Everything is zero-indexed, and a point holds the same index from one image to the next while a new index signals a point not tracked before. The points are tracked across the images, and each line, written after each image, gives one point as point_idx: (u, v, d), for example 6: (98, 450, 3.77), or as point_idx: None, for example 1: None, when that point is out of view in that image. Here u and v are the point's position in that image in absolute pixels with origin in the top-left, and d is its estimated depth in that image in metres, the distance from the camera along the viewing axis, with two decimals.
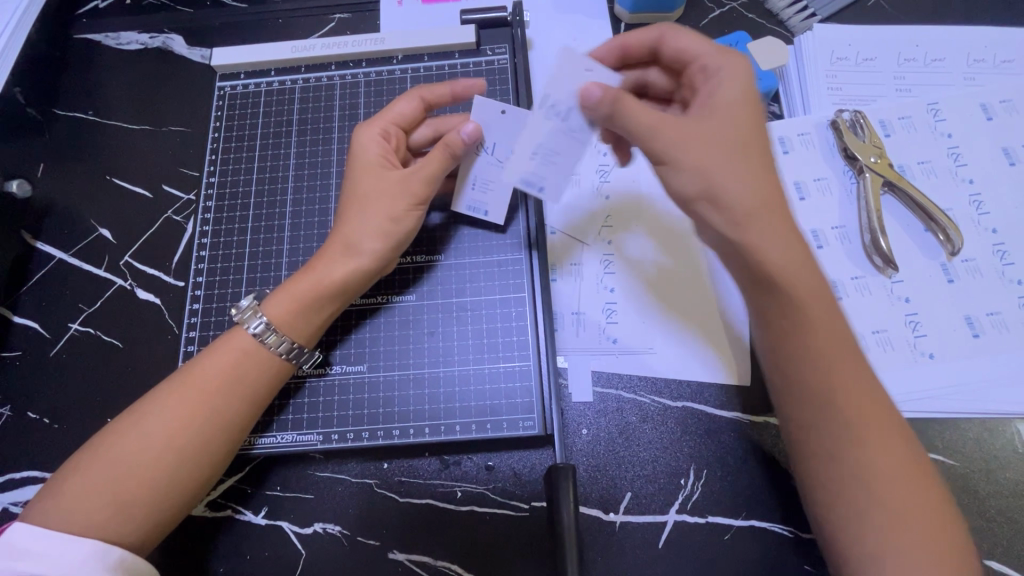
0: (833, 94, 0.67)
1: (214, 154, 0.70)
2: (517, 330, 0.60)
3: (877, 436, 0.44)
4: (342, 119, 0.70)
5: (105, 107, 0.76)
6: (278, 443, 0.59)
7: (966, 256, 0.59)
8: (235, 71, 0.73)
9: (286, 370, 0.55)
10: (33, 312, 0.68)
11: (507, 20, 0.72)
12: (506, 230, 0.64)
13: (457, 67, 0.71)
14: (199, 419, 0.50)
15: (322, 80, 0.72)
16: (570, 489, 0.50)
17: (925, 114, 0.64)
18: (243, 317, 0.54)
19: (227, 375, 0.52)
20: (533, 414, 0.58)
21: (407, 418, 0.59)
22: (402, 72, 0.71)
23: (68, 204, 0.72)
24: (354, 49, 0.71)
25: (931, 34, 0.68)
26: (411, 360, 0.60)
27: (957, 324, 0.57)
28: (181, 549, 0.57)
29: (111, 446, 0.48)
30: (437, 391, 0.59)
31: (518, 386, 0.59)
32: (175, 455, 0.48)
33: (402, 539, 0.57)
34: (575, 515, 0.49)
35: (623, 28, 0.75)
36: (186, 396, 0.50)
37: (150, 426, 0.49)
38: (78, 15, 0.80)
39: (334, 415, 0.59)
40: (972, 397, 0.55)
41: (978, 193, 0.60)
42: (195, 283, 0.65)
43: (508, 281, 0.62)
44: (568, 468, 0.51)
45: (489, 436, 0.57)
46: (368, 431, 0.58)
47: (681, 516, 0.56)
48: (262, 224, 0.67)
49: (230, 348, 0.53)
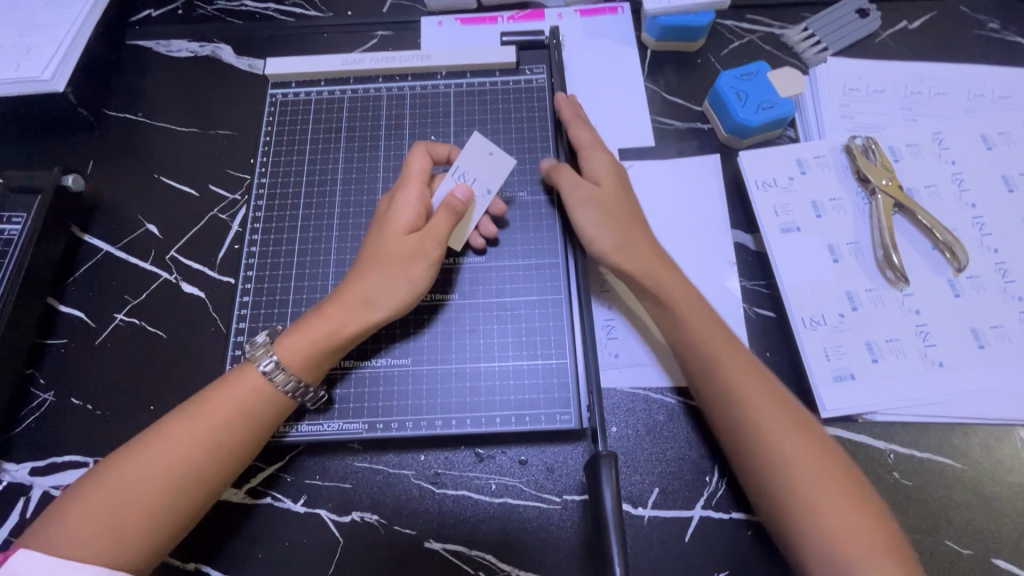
0: (846, 121, 0.72)
1: (265, 156, 0.74)
2: (553, 328, 0.64)
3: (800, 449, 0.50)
4: (388, 128, 0.74)
5: (156, 109, 0.80)
6: (326, 430, 0.61)
7: (971, 273, 0.63)
8: (287, 80, 0.77)
9: (288, 407, 0.56)
10: (80, 302, 0.70)
11: (544, 43, 0.77)
12: (543, 236, 0.68)
13: (497, 85, 0.76)
14: (204, 447, 0.51)
15: (369, 91, 0.76)
16: (612, 475, 0.52)
17: (931, 142, 0.69)
18: (255, 353, 0.55)
19: (234, 411, 0.52)
20: (569, 408, 0.61)
21: (450, 409, 0.61)
22: (446, 87, 0.76)
23: (117, 200, 0.75)
24: (401, 64, 0.75)
25: (937, 69, 0.74)
26: (453, 354, 0.63)
27: (964, 335, 0.61)
28: (222, 533, 0.59)
29: (113, 478, 0.49)
30: (478, 384, 0.62)
31: (556, 381, 0.62)
32: (175, 484, 0.49)
33: (438, 529, 0.59)
34: (616, 499, 0.51)
35: (651, 54, 0.80)
36: (191, 427, 0.51)
37: (154, 454, 0.50)
38: (132, 22, 0.84)
39: (380, 405, 0.62)
40: (979, 404, 0.59)
41: (981, 216, 0.65)
42: (246, 277, 0.68)
43: (546, 283, 0.66)
44: (609, 455, 0.53)
45: (528, 428, 0.60)
46: (412, 420, 0.61)
47: (706, 511, 0.59)
48: (310, 223, 0.70)
49: (240, 383, 0.54)
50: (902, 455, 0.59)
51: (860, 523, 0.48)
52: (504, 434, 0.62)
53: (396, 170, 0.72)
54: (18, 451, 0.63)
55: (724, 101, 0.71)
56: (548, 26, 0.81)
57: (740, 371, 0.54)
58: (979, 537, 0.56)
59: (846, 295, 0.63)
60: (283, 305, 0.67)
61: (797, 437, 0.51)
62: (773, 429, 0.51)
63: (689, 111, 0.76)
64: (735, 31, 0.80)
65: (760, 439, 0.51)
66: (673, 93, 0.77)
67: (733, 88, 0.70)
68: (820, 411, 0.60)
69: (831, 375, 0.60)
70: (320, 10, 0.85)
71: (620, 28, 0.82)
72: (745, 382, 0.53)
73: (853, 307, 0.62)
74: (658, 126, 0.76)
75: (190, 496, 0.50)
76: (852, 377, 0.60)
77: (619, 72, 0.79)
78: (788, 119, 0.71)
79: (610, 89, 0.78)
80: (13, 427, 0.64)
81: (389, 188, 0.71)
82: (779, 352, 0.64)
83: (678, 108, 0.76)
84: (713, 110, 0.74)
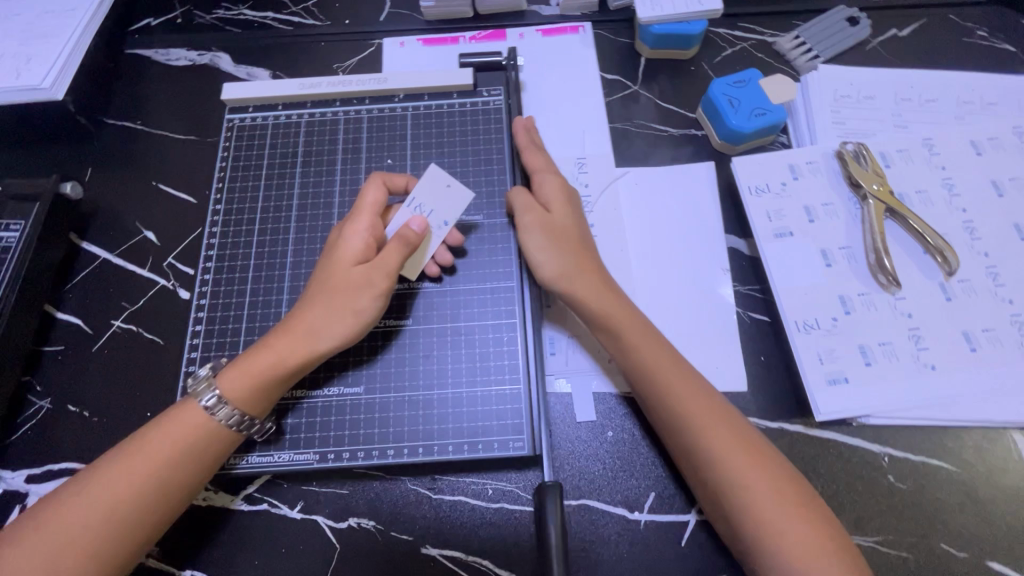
0: (837, 128, 0.73)
1: (221, 182, 0.73)
2: (507, 353, 0.63)
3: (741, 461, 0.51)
4: (343, 154, 0.74)
5: (153, 117, 0.80)
6: (277, 461, 0.60)
7: (962, 277, 0.64)
8: (243, 105, 0.77)
9: (237, 440, 0.55)
10: (77, 309, 0.70)
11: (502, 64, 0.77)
12: (498, 259, 0.67)
13: (454, 107, 0.75)
14: (147, 483, 0.50)
15: (325, 115, 0.76)
16: (557, 505, 0.52)
17: (921, 148, 0.70)
18: (197, 389, 0.54)
19: (176, 448, 0.52)
20: (523, 434, 0.60)
21: (401, 439, 0.60)
22: (402, 110, 0.75)
23: (114, 208, 0.75)
24: (358, 88, 0.75)
25: (927, 76, 0.75)
26: (406, 382, 0.62)
27: (956, 339, 0.61)
28: (218, 540, 0.59)
29: (57, 515, 0.49)
30: (429, 412, 0.61)
31: (510, 407, 0.61)
32: (117, 521, 0.49)
33: (434, 535, 0.59)
34: (560, 532, 0.51)
35: (645, 61, 0.81)
36: (133, 464, 0.51)
37: (99, 490, 0.50)
38: (131, 31, 0.85)
39: (332, 434, 0.61)
40: (973, 406, 0.59)
41: (971, 221, 0.66)
42: (200, 293, 0.68)
43: (500, 306, 0.65)
44: (556, 484, 0.54)
45: (481, 456, 0.59)
46: (363, 450, 0.60)
47: (703, 515, 0.59)
48: (265, 250, 0.70)
49: (182, 420, 0.53)
50: (896, 458, 0.59)
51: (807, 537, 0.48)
52: (461, 462, 0.61)
53: None
54: (14, 458, 0.63)
55: (717, 109, 0.72)
56: (507, 46, 0.81)
57: (688, 390, 0.54)
58: (974, 540, 0.57)
59: (838, 299, 0.63)
60: (236, 333, 0.66)
61: (744, 456, 0.51)
62: (717, 446, 0.51)
63: (682, 118, 0.77)
64: (728, 39, 0.81)
65: (701, 453, 0.52)
66: (667, 100, 0.78)
67: (725, 96, 0.71)
68: (814, 414, 0.60)
69: (826, 378, 0.60)
70: (317, 18, 0.86)
71: (615, 36, 0.83)
72: (692, 401, 0.53)
73: (845, 311, 0.63)
74: (652, 133, 0.77)
75: (132, 533, 0.50)
76: (845, 381, 0.60)
77: (613, 80, 0.80)
78: (780, 126, 0.71)
79: (605, 96, 0.79)
80: (10, 434, 0.64)
81: None
82: (774, 356, 0.64)
83: (671, 115, 0.77)
84: (706, 117, 0.75)
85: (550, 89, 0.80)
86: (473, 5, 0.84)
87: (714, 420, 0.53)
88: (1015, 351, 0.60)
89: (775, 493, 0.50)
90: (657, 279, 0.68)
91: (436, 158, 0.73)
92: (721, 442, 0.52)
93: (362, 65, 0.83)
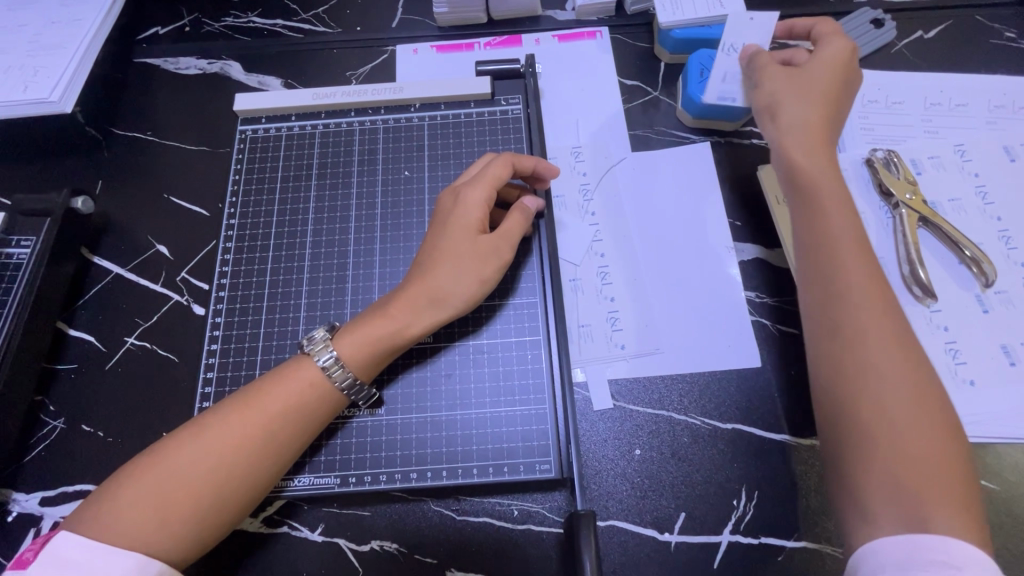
0: (866, 133, 0.71)
1: (235, 195, 0.72)
2: (532, 372, 0.61)
3: (902, 365, 0.47)
4: (360, 165, 0.72)
5: (163, 128, 0.79)
6: (298, 486, 0.58)
7: (998, 289, 0.62)
8: (256, 115, 0.75)
9: (342, 403, 0.57)
10: (89, 326, 0.69)
11: (520, 71, 0.75)
12: (520, 273, 0.65)
13: (471, 116, 0.74)
14: (261, 436, 0.51)
15: (341, 125, 0.74)
16: (591, 538, 0.51)
17: (953, 155, 0.68)
18: (315, 348, 0.56)
19: (293, 402, 0.53)
20: (549, 457, 0.58)
21: (425, 461, 0.58)
22: (419, 120, 0.74)
23: (126, 221, 0.74)
24: (373, 98, 0.73)
25: (956, 81, 0.74)
26: (428, 403, 0.61)
27: (995, 353, 0.60)
28: (236, 564, 0.58)
29: (168, 459, 0.49)
30: (454, 433, 0.59)
31: (535, 428, 0.59)
32: (229, 470, 0.50)
33: (459, 559, 0.57)
34: (596, 566, 0.50)
35: (665, 67, 0.79)
36: (249, 415, 0.52)
37: (212, 436, 0.50)
38: (139, 40, 0.84)
39: (352, 457, 0.59)
40: (1013, 423, 0.57)
41: (1006, 229, 0.64)
42: (216, 310, 0.66)
43: (523, 324, 0.63)
44: (589, 515, 0.53)
45: (505, 479, 0.57)
46: (386, 474, 0.58)
47: (735, 536, 0.57)
48: (281, 265, 0.68)
49: (301, 380, 0.54)
50: None
51: (937, 481, 0.43)
52: (484, 485, 0.59)
53: (408, 192, 0.71)
54: (27, 481, 0.62)
55: (687, 73, 0.72)
56: (524, 53, 0.80)
57: (862, 278, 0.50)
58: None
59: None
60: (252, 352, 0.64)
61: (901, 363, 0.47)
62: (872, 344, 0.48)
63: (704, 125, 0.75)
64: None
65: (857, 350, 0.48)
66: None
67: (699, 67, 0.71)
68: None
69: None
70: (328, 26, 0.84)
71: (634, 41, 0.81)
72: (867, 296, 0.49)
73: None
74: (674, 140, 0.75)
75: (241, 485, 0.50)
76: None
77: (634, 87, 0.78)
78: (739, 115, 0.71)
79: (624, 103, 0.77)
80: (22, 456, 0.63)
81: (399, 207, 0.70)
82: (804, 373, 0.63)
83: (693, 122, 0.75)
84: (680, 82, 0.75)
85: (566, 98, 0.78)
86: (487, 11, 0.82)
87: (878, 305, 0.49)
88: None
89: (920, 414, 0.45)
90: (668, 271, 0.67)
91: (453, 169, 0.71)
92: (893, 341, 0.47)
93: (375, 73, 0.81)
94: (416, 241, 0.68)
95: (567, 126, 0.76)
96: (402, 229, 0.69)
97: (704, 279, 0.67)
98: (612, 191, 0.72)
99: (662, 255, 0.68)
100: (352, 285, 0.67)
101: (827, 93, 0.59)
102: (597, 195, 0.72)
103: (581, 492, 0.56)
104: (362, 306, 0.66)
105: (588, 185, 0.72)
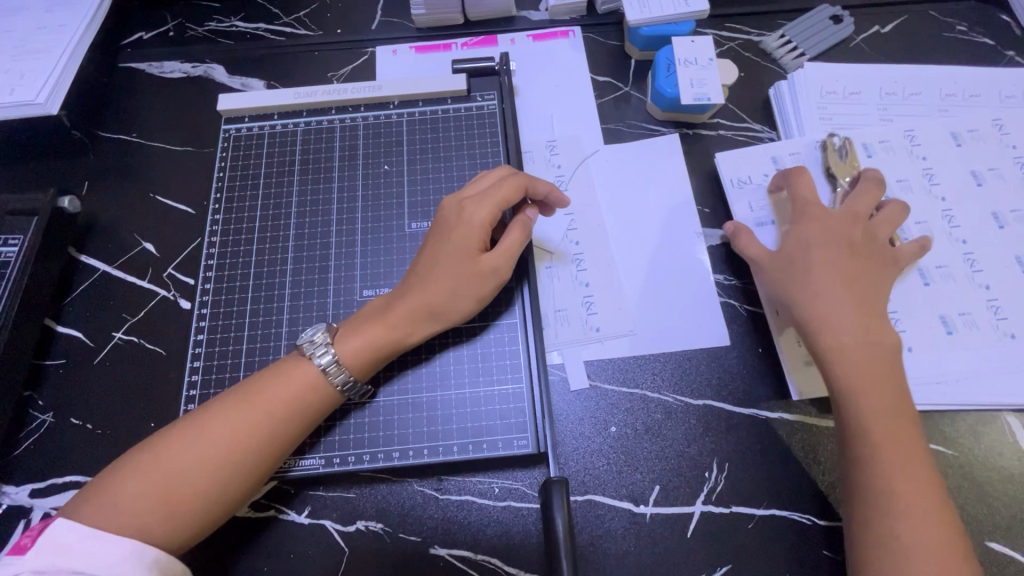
0: (824, 123, 0.74)
1: (219, 192, 0.74)
2: (509, 354, 0.64)
3: (915, 491, 0.51)
4: (342, 160, 0.75)
5: (148, 129, 0.81)
6: (284, 469, 0.60)
7: (940, 264, 0.66)
8: (240, 115, 0.77)
9: (337, 402, 0.58)
10: (76, 323, 0.70)
11: (495, 69, 0.78)
12: None
13: (449, 112, 0.76)
14: (260, 434, 0.53)
15: (323, 123, 0.76)
16: (563, 502, 0.54)
17: (903, 139, 0.72)
18: (314, 348, 0.57)
19: (292, 402, 0.55)
20: (527, 433, 0.60)
21: (406, 440, 0.61)
22: (398, 117, 0.76)
23: (112, 220, 0.76)
24: (353, 96, 0.76)
25: (910, 71, 0.77)
26: (409, 385, 0.63)
27: (935, 322, 0.63)
28: (223, 548, 0.59)
29: (168, 455, 0.51)
30: (434, 413, 0.61)
31: (513, 407, 0.62)
32: (230, 467, 0.51)
33: (442, 535, 0.59)
34: (568, 524, 0.53)
35: (635, 63, 0.82)
36: (248, 415, 0.53)
37: (213, 436, 0.52)
38: (124, 45, 0.85)
39: (336, 439, 0.61)
40: (963, 389, 0.61)
41: (950, 209, 0.68)
42: (201, 302, 0.68)
43: (501, 308, 0.65)
44: (561, 481, 0.56)
45: (486, 456, 0.60)
46: (368, 453, 0.60)
47: (707, 506, 0.60)
48: (264, 258, 0.70)
49: (300, 380, 0.56)
50: None
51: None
52: (464, 462, 0.61)
53: (388, 186, 0.73)
54: (17, 474, 0.63)
55: (656, 68, 0.76)
56: (499, 52, 0.82)
57: (878, 413, 0.54)
58: (974, 521, 0.57)
59: None
60: (237, 342, 0.66)
61: (915, 493, 0.51)
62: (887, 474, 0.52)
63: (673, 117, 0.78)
64: (716, 40, 0.82)
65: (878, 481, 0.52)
66: None
67: (667, 61, 0.75)
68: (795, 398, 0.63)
69: (798, 361, 0.64)
70: (309, 28, 0.86)
71: (605, 39, 0.84)
72: (879, 428, 0.54)
73: None
74: (645, 132, 0.78)
75: (241, 480, 0.52)
76: None
77: (605, 82, 0.81)
78: (709, 106, 0.74)
79: (596, 98, 0.80)
80: (12, 450, 0.64)
81: (380, 201, 0.72)
82: (770, 349, 0.66)
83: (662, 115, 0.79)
84: (649, 77, 0.78)
85: (540, 94, 0.81)
86: (462, 12, 0.85)
87: (894, 442, 0.53)
88: (989, 334, 0.63)
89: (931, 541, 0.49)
90: (640, 257, 0.70)
91: (431, 163, 0.74)
92: (896, 455, 0.52)
93: (356, 73, 0.83)
94: (396, 234, 0.71)
95: (541, 121, 0.79)
96: (383, 222, 0.71)
97: (675, 263, 0.70)
98: (586, 181, 0.75)
99: (634, 241, 0.71)
100: (335, 276, 0.69)
101: (850, 233, 0.62)
102: (571, 186, 0.75)
103: (556, 465, 0.59)
104: (345, 296, 0.68)
105: (562, 176, 0.75)
